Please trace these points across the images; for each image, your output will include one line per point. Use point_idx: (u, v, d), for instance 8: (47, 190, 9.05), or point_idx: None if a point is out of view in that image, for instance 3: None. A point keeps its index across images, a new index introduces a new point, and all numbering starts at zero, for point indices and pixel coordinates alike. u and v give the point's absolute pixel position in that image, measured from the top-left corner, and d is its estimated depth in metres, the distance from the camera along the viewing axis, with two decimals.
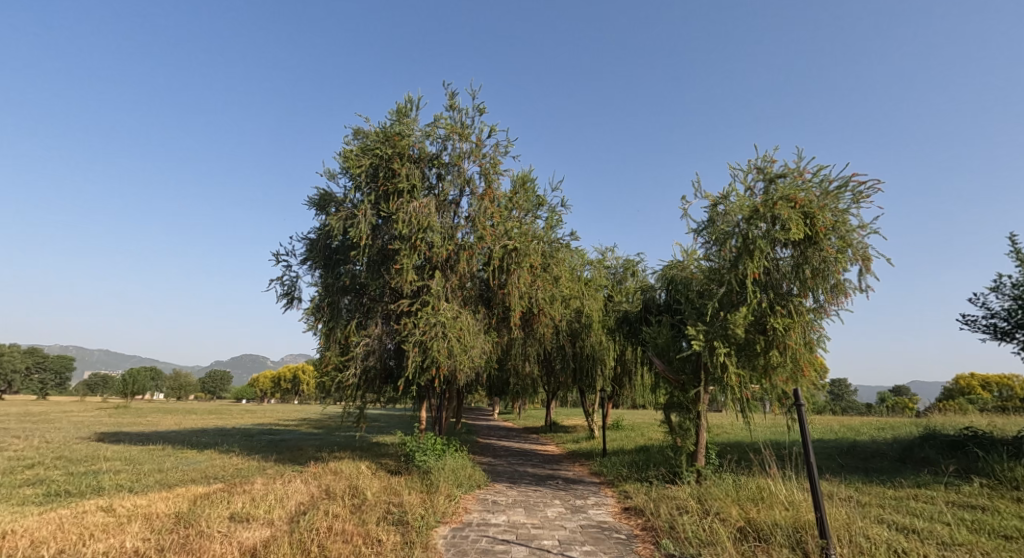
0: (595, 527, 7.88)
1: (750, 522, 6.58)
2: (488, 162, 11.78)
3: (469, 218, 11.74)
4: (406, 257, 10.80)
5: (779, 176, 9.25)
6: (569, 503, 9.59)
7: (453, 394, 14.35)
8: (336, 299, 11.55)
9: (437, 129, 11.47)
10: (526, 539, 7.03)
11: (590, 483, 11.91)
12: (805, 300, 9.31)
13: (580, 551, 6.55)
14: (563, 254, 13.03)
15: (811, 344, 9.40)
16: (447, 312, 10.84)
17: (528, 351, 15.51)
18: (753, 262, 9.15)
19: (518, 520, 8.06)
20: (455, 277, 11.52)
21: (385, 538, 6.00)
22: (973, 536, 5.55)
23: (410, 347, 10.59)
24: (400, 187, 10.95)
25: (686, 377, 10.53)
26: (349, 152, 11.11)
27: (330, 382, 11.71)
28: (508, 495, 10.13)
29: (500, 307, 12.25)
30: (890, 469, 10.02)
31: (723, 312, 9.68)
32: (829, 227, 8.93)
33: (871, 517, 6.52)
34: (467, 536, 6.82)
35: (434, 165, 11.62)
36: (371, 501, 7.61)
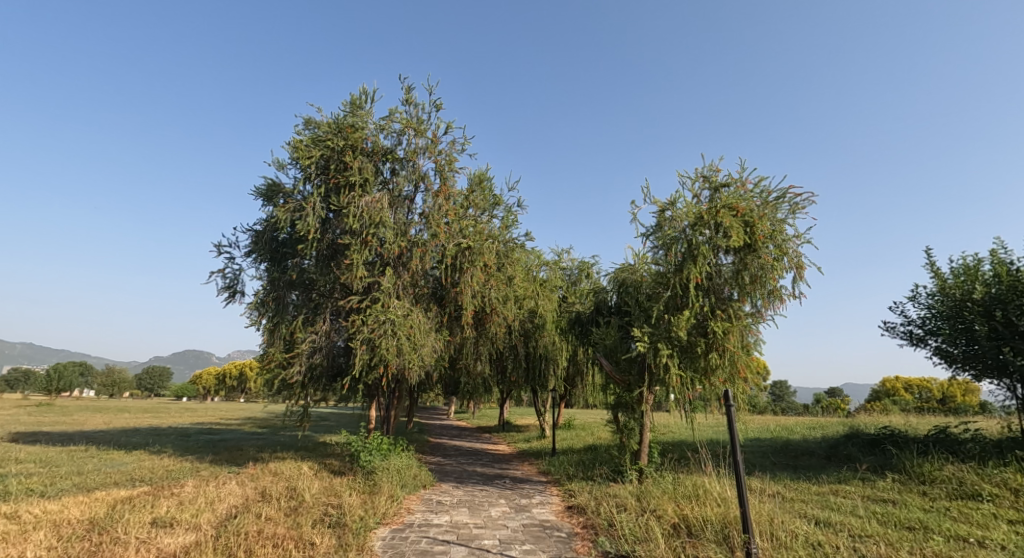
0: (537, 526, 7.95)
1: (684, 518, 6.82)
2: (443, 159, 11.67)
3: (424, 215, 11.61)
4: (356, 252, 10.53)
5: (724, 185, 9.64)
6: (514, 502, 9.63)
7: (402, 393, 14.13)
8: (283, 294, 11.14)
9: (392, 123, 11.28)
10: (467, 539, 7.01)
11: (536, 482, 11.99)
12: (743, 305, 9.74)
13: (520, 550, 6.60)
14: (517, 254, 13.09)
15: (748, 346, 9.85)
16: (398, 310, 10.67)
17: (480, 350, 15.44)
18: (697, 266, 9.49)
19: (461, 520, 8.03)
20: (407, 274, 11.35)
21: (318, 541, 5.81)
22: (881, 528, 5.96)
23: (358, 345, 10.37)
24: (352, 180, 10.65)
25: (632, 378, 10.83)
26: (299, 142, 10.72)
27: (274, 380, 11.29)
28: (453, 495, 10.07)
29: (452, 306, 12.14)
30: (817, 466, 10.64)
31: (668, 315, 9.98)
32: (767, 236, 9.36)
33: (793, 511, 6.89)
34: (407, 537, 6.74)
35: (388, 160, 11.39)
36: (309, 503, 7.37)
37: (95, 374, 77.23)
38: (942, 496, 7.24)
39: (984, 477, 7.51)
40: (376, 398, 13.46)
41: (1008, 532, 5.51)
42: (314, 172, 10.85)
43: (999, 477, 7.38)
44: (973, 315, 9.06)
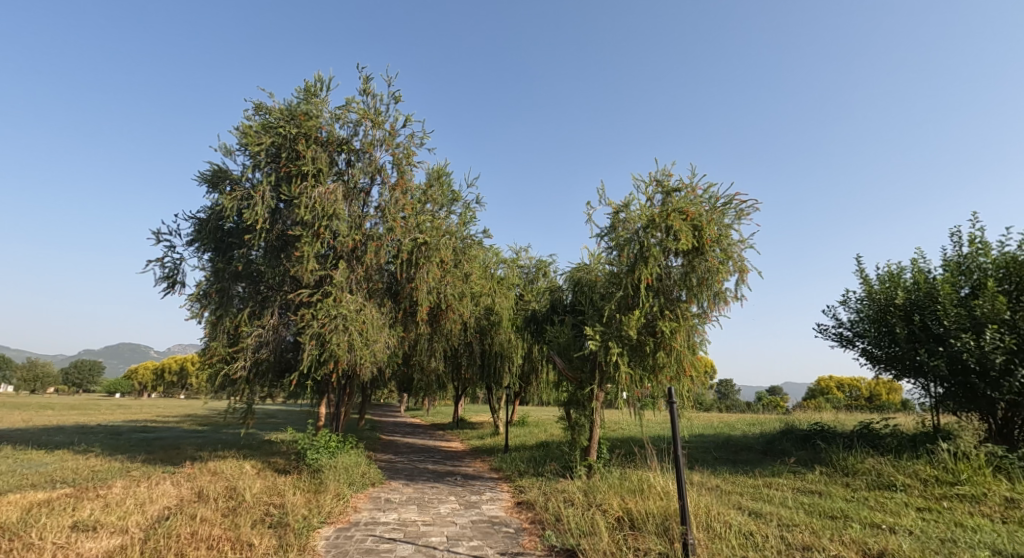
0: (485, 522, 8.00)
1: (628, 512, 7.03)
2: (401, 153, 11.50)
3: (380, 208, 11.40)
4: (307, 245, 10.21)
5: (675, 190, 9.95)
6: (464, 499, 9.64)
7: (353, 390, 13.86)
8: (228, 286, 10.67)
9: (348, 113, 11.01)
10: (414, 536, 6.98)
11: (487, 479, 12.04)
12: (690, 306, 10.08)
13: (467, 546, 6.63)
14: (474, 251, 13.06)
15: (694, 346, 10.22)
16: (350, 304, 10.44)
17: (435, 347, 15.31)
18: (647, 267, 9.77)
19: (409, 518, 7.98)
20: (361, 268, 11.10)
21: (257, 542, 5.64)
22: (808, 517, 6.34)
23: (307, 339, 10.09)
24: (305, 170, 10.31)
25: (583, 375, 11.06)
26: (248, 128, 10.30)
27: (216, 375, 10.84)
28: (402, 492, 9.98)
29: (407, 302, 11.99)
30: (754, 460, 11.19)
31: (619, 314, 10.23)
32: (714, 240, 9.73)
33: (729, 503, 7.22)
34: (352, 536, 6.63)
35: (343, 150, 11.10)
36: (250, 502, 7.13)
37: (15, 368, 71.50)
38: (863, 487, 7.76)
39: (899, 468, 8.11)
40: (325, 395, 13.13)
41: (916, 519, 5.98)
42: (263, 160, 10.45)
43: (912, 468, 7.99)
44: (895, 318, 9.75)
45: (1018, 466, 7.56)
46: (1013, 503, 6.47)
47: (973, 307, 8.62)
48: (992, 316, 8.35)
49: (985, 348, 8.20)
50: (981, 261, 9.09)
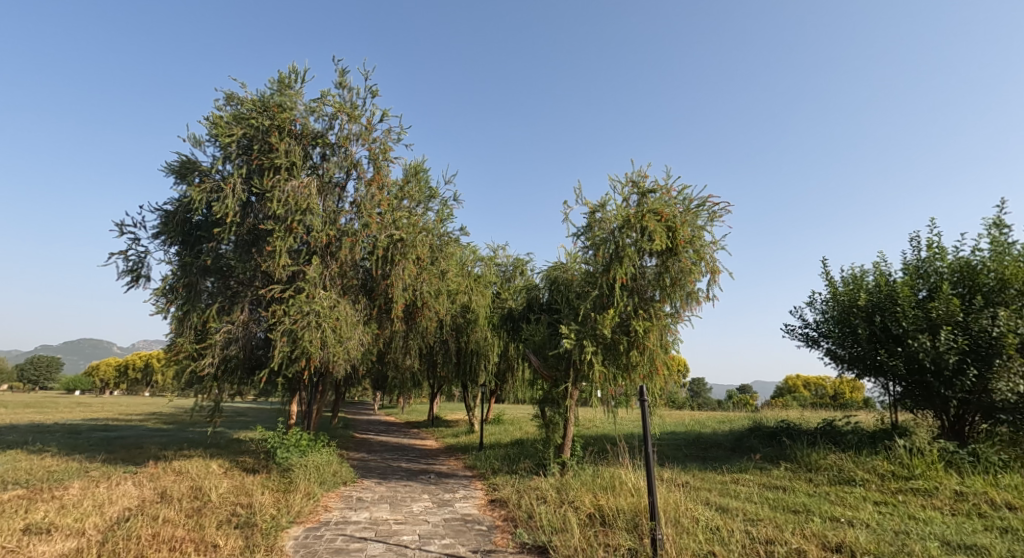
0: (458, 520, 7.99)
1: (599, 508, 7.11)
2: (378, 148, 11.36)
3: (355, 203, 11.25)
4: (279, 239, 10.01)
5: (651, 191, 10.08)
6: (437, 497, 9.61)
7: (326, 387, 13.67)
8: (196, 280, 10.40)
9: (323, 106, 10.83)
10: (385, 535, 6.93)
11: (461, 477, 12.02)
12: (664, 306, 10.23)
13: (439, 544, 6.62)
14: (451, 249, 12.99)
15: (667, 345, 10.39)
16: (324, 301, 10.28)
17: (410, 345, 15.20)
18: (622, 267, 9.89)
19: (381, 517, 7.92)
20: (335, 264, 10.94)
21: (222, 543, 5.53)
22: (771, 512, 6.53)
23: (279, 336, 9.91)
24: (278, 163, 10.09)
25: (558, 373, 11.14)
26: (219, 119, 10.05)
27: (182, 372, 10.57)
28: (375, 491, 9.90)
29: (382, 298, 11.87)
30: (723, 457, 11.45)
31: (594, 313, 10.32)
32: (687, 241, 9.89)
33: (697, 499, 7.37)
34: (322, 536, 6.55)
35: (318, 144, 10.91)
36: (215, 503, 6.97)
37: None
38: (825, 482, 8.02)
39: (859, 463, 8.40)
40: (297, 392, 12.93)
41: (873, 512, 6.21)
42: (234, 152, 10.20)
43: (870, 463, 8.29)
44: (857, 319, 10.10)
45: (968, 461, 7.91)
46: (963, 496, 6.78)
47: (929, 309, 8.98)
48: (947, 317, 8.71)
49: (941, 348, 8.55)
50: (938, 265, 9.47)
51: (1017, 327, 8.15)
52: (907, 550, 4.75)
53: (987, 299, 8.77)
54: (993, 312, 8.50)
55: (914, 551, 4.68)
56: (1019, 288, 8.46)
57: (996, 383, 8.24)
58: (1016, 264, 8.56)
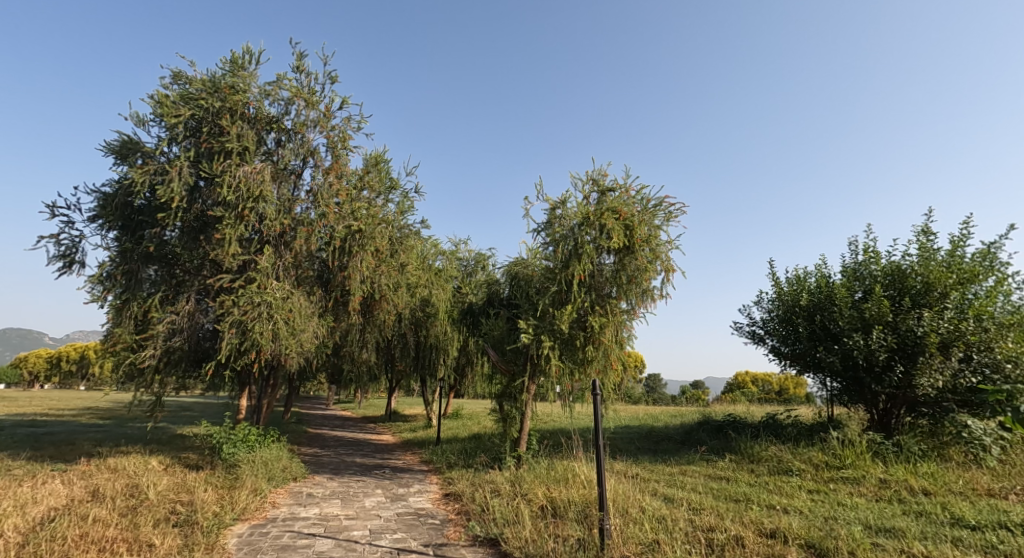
0: (411, 514, 7.95)
1: (551, 500, 7.22)
2: (336, 136, 11.06)
3: (311, 192, 10.92)
4: (229, 227, 9.60)
5: (610, 190, 10.24)
6: (390, 492, 9.52)
7: (278, 381, 13.27)
8: (137, 268, 9.82)
9: (279, 90, 10.45)
10: (335, 531, 6.82)
11: (417, 471, 11.94)
12: (620, 303, 10.42)
13: (390, 539, 6.56)
14: (412, 241, 12.82)
15: (622, 341, 10.62)
16: (276, 292, 9.96)
17: (367, 338, 14.94)
18: (581, 264, 10.03)
19: (331, 512, 7.78)
20: (289, 254, 10.61)
21: (158, 542, 5.30)
22: (714, 501, 6.81)
23: (227, 328, 9.55)
24: (229, 147, 9.66)
25: (516, 368, 11.23)
26: (164, 98, 9.53)
27: (120, 365, 10.02)
28: (326, 486, 9.70)
29: (339, 290, 11.62)
30: (673, 450, 11.83)
31: (552, 309, 10.42)
32: (644, 240, 10.11)
33: (646, 490, 7.60)
34: (267, 533, 6.38)
35: (272, 129, 10.52)
36: (153, 501, 6.66)
37: None
38: (765, 472, 8.42)
39: (796, 455, 8.86)
40: (246, 386, 12.49)
41: (806, 499, 6.58)
42: (181, 134, 9.71)
43: (807, 454, 8.76)
44: (800, 319, 10.61)
45: (892, 451, 8.46)
46: (886, 484, 7.26)
47: (863, 309, 9.53)
48: (879, 317, 9.26)
49: (873, 346, 9.08)
50: (873, 268, 10.06)
51: (939, 327, 8.74)
52: (835, 534, 5.04)
53: (914, 301, 9.38)
54: (919, 313, 9.10)
55: (841, 534, 4.97)
56: (941, 291, 9.09)
57: (920, 378, 8.82)
58: (940, 269, 9.18)
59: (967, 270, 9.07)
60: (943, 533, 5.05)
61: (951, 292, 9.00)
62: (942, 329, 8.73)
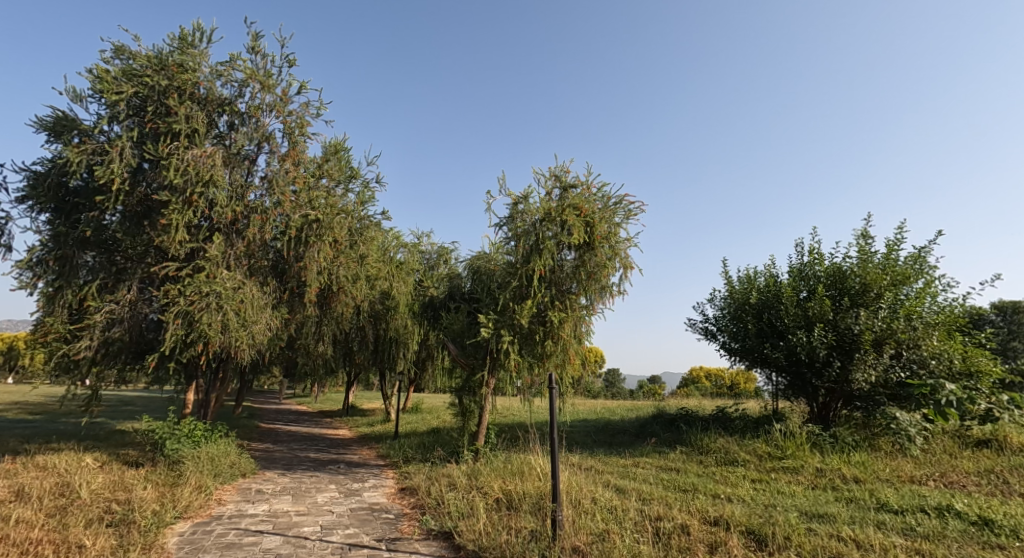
0: (365, 509, 7.83)
1: (506, 493, 7.27)
2: (293, 121, 10.69)
3: (266, 179, 10.52)
4: (176, 213, 9.14)
5: (572, 186, 10.33)
6: (344, 487, 9.35)
7: (227, 374, 12.79)
8: (72, 254, 9.20)
9: (232, 71, 10.02)
10: (284, 527, 6.66)
11: (373, 466, 11.80)
12: (579, 298, 10.53)
13: (341, 535, 6.45)
14: (372, 233, 12.56)
15: (581, 336, 10.74)
16: (226, 282, 9.58)
17: (324, 331, 14.60)
18: (541, 259, 10.07)
19: (281, 509, 7.58)
20: (241, 243, 10.22)
21: (90, 543, 5.03)
22: (664, 491, 7.02)
23: (172, 318, 9.12)
24: (176, 128, 9.17)
25: (475, 362, 11.25)
26: (105, 73, 8.96)
27: (52, 357, 9.44)
28: (277, 482, 9.44)
29: (294, 281, 11.31)
30: (627, 442, 12.12)
31: (512, 304, 10.45)
32: (604, 237, 10.24)
33: (599, 482, 7.77)
34: (211, 531, 6.16)
35: (224, 111, 10.06)
36: (85, 500, 6.30)
37: None
38: (712, 463, 8.75)
39: (742, 446, 9.23)
40: (194, 379, 11.97)
41: (749, 488, 6.87)
42: (123, 112, 9.17)
43: (752, 445, 9.14)
44: (749, 316, 11.05)
45: (829, 442, 8.92)
46: (822, 472, 7.67)
47: (807, 308, 10.03)
48: (820, 316, 9.76)
49: (814, 343, 9.55)
50: (817, 269, 10.57)
51: (874, 326, 9.29)
52: (772, 520, 5.29)
53: (853, 300, 9.91)
54: (856, 312, 9.63)
55: (778, 521, 5.22)
56: (877, 291, 9.65)
57: (856, 373, 9.33)
58: (876, 271, 9.74)
59: (900, 272, 9.64)
60: (869, 518, 5.38)
61: (886, 292, 9.57)
62: (876, 327, 9.27)
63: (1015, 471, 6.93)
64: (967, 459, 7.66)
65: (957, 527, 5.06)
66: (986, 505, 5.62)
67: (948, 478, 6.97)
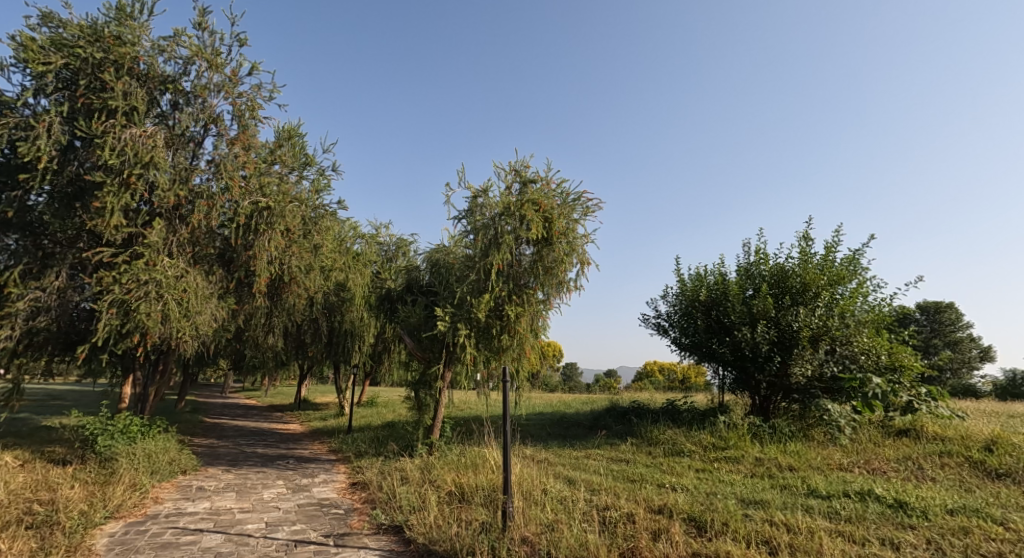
0: (313, 505, 7.65)
1: (459, 486, 7.27)
2: (243, 104, 10.23)
3: (213, 162, 10.03)
4: (111, 195, 8.57)
5: (532, 181, 10.36)
6: (293, 483, 9.12)
7: (168, 366, 12.11)
8: None
9: (177, 47, 9.49)
10: (227, 525, 6.43)
11: (324, 461, 11.53)
12: (536, 293, 10.59)
13: (287, 531, 6.28)
14: (327, 222, 12.22)
15: (537, 330, 10.83)
16: (167, 270, 9.10)
17: (274, 323, 14.11)
18: (500, 254, 10.05)
19: (223, 506, 7.31)
20: (185, 229, 9.72)
21: (6, 547, 4.70)
22: (614, 481, 7.20)
23: (106, 307, 8.58)
24: (112, 104, 8.57)
25: (431, 355, 11.20)
26: (30, 41, 8.27)
27: None
28: (220, 479, 9.10)
29: (242, 270, 10.88)
30: (581, 434, 12.34)
31: (470, 297, 10.41)
32: (562, 233, 10.31)
33: (551, 473, 7.88)
34: (146, 531, 5.87)
35: (167, 89, 9.52)
36: (3, 502, 5.87)
37: None
38: (660, 454, 9.03)
39: (689, 437, 9.57)
40: (130, 371, 11.31)
41: (693, 478, 7.13)
42: (51, 85, 8.53)
43: (698, 436, 9.49)
44: (698, 312, 11.44)
45: (768, 432, 9.38)
46: (760, 461, 8.06)
47: (751, 306, 10.49)
48: (763, 313, 10.20)
49: (757, 339, 10.00)
50: (762, 268, 11.03)
51: (811, 323, 9.82)
52: (712, 507, 5.51)
53: (794, 299, 10.41)
54: (796, 310, 10.13)
55: (717, 508, 5.45)
56: (815, 291, 10.17)
57: (794, 368, 9.87)
58: (814, 271, 10.26)
59: (836, 272, 10.19)
60: (799, 503, 5.69)
61: (823, 292, 10.10)
62: (813, 324, 9.80)
63: (929, 458, 7.49)
64: (889, 447, 8.21)
65: (875, 509, 5.42)
66: (902, 489, 6.05)
67: (872, 465, 7.47)
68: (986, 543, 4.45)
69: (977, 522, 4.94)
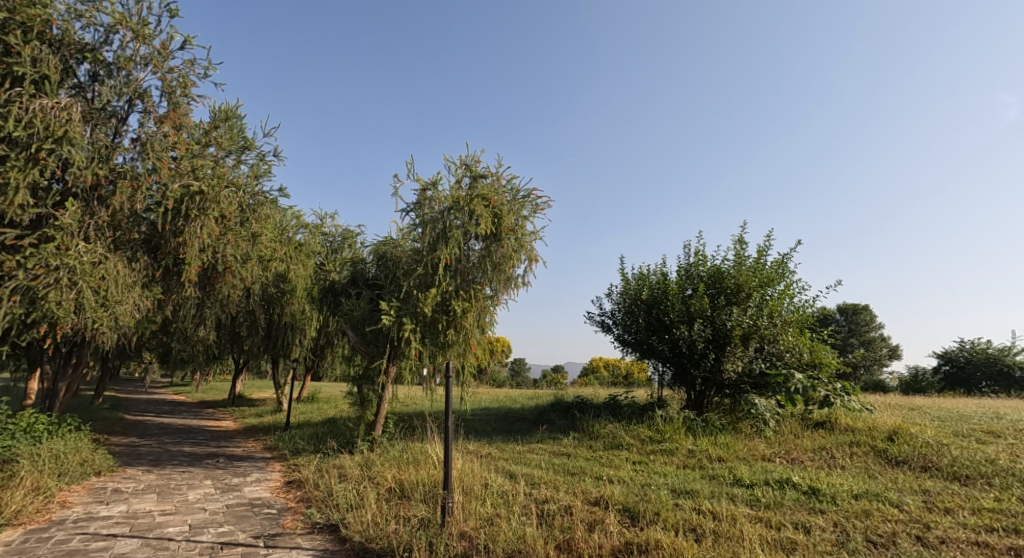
0: (243, 505, 7.29)
1: (400, 482, 7.13)
2: (174, 80, 9.56)
3: (138, 141, 9.32)
4: (16, 170, 7.79)
5: (482, 176, 10.29)
6: (222, 482, 8.65)
7: (82, 359, 11.17)
8: None
9: (97, 13, 8.73)
10: (145, 529, 6.02)
11: (257, 459, 11.04)
12: (484, 288, 10.49)
13: (212, 534, 5.95)
14: (266, 210, 11.64)
15: (483, 325, 10.78)
16: (83, 255, 8.37)
17: (205, 315, 13.32)
18: (447, 248, 9.94)
19: (142, 509, 6.84)
20: (104, 212, 8.97)
21: None
22: (555, 475, 7.30)
23: (8, 295, 7.79)
24: (18, 71, 7.76)
25: (374, 350, 10.93)
26: None
27: None
28: (140, 480, 8.51)
29: (170, 257, 10.22)
30: (524, 429, 12.46)
31: (416, 291, 10.24)
32: (510, 229, 10.29)
33: (494, 467, 7.90)
34: (49, 538, 5.40)
35: (85, 59, 8.75)
36: None
37: None
38: (600, 447, 9.24)
39: (628, 430, 9.85)
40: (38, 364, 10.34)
41: (630, 470, 7.33)
42: None
43: (636, 430, 9.77)
44: (640, 310, 11.79)
45: (701, 425, 9.80)
46: (693, 453, 8.40)
47: (689, 305, 10.93)
48: (700, 312, 10.66)
49: (694, 337, 10.44)
50: (701, 269, 11.48)
51: (743, 322, 10.34)
52: (646, 498, 5.69)
53: (727, 299, 10.91)
54: (729, 310, 10.64)
55: (651, 498, 5.63)
56: (747, 292, 10.70)
57: (726, 364, 10.39)
58: (748, 273, 10.80)
59: (767, 274, 10.76)
60: (725, 492, 5.97)
61: (754, 293, 10.64)
62: (745, 323, 10.33)
63: (841, 447, 8.07)
64: (807, 438, 8.79)
65: (793, 496, 5.77)
66: (816, 477, 6.48)
67: (792, 454, 7.97)
68: (884, 524, 4.84)
69: (877, 506, 5.36)
